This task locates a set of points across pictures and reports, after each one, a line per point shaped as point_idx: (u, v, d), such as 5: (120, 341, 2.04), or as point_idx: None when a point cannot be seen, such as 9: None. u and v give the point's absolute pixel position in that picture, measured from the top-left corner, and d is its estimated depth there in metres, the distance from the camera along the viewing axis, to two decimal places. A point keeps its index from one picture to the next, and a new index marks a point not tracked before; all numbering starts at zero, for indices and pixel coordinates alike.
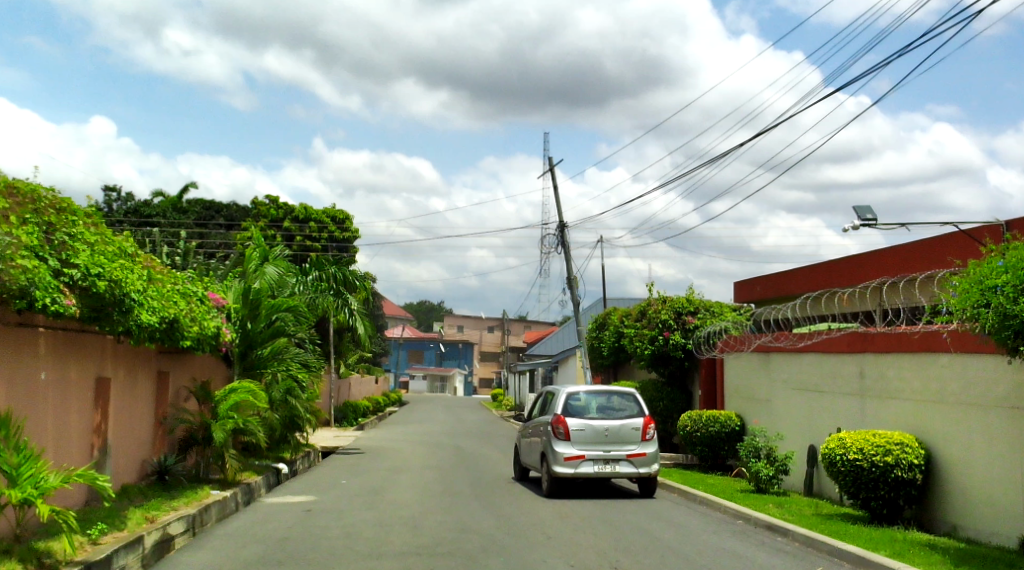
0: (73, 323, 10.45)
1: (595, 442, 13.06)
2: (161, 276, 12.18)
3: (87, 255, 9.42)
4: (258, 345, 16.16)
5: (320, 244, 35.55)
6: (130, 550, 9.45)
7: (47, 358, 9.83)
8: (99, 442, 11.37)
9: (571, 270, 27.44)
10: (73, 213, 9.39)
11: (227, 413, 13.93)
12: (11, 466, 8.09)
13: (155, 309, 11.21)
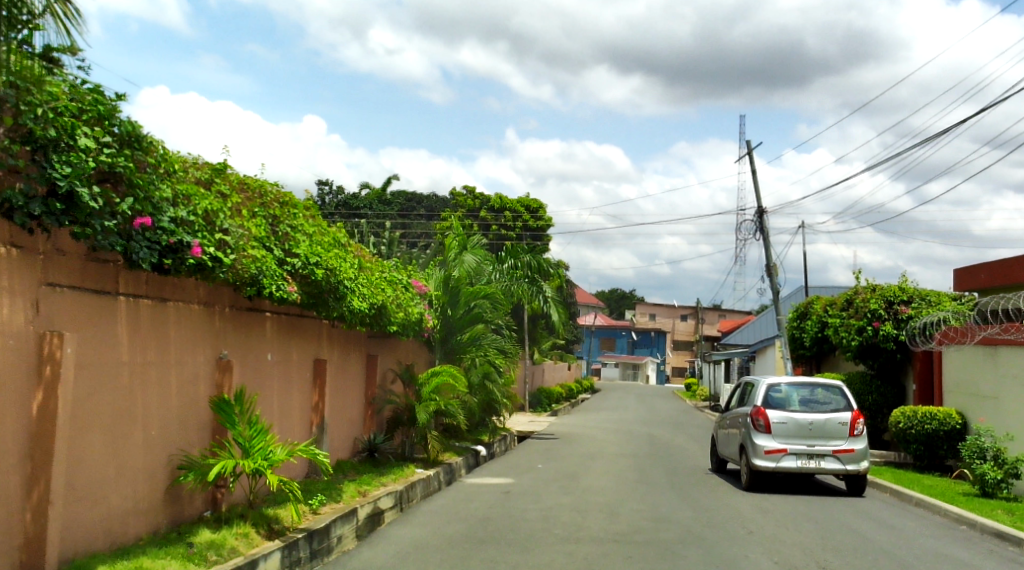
0: (294, 309, 11.31)
1: (799, 436, 12.73)
2: (370, 265, 12.94)
3: (306, 246, 10.14)
4: (457, 331, 16.84)
5: (515, 233, 36.40)
6: (346, 522, 10.10)
7: (273, 340, 10.68)
8: (318, 420, 12.17)
9: (770, 258, 26.72)
10: (293, 207, 10.21)
11: (430, 395, 14.60)
12: (245, 439, 8.78)
13: (365, 296, 11.91)
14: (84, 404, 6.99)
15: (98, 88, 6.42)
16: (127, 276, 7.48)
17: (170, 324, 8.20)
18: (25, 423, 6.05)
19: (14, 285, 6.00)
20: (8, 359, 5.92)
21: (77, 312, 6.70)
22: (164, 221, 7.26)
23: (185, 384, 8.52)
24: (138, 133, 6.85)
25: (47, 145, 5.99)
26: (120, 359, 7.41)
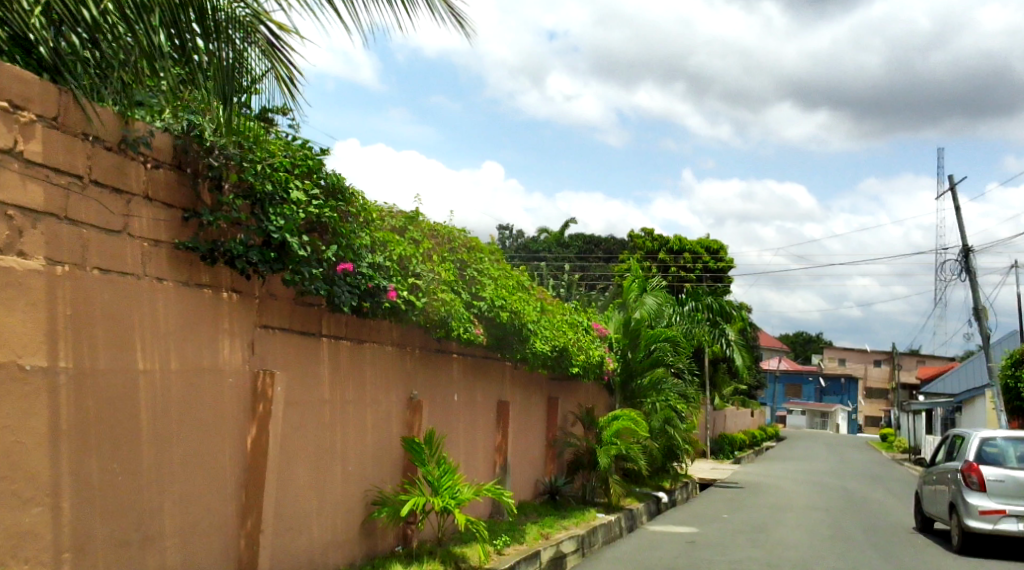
0: (480, 351, 11.62)
1: (1019, 496, 11.73)
2: (552, 307, 13.11)
3: (492, 289, 10.41)
4: (638, 374, 16.74)
5: (694, 274, 35.74)
6: (530, 564, 10.19)
7: (460, 381, 10.99)
8: (501, 460, 12.35)
9: (978, 300, 25.00)
10: (480, 251, 10.44)
11: (611, 439, 14.55)
12: (435, 478, 9.06)
13: (547, 338, 12.08)
14: (292, 440, 7.39)
15: (307, 144, 6.80)
16: (329, 318, 7.93)
17: (366, 365, 8.61)
18: (242, 455, 6.45)
19: (234, 326, 6.39)
20: (230, 394, 6.31)
21: (286, 351, 7.15)
22: (363, 266, 7.64)
23: (379, 422, 8.90)
24: (342, 184, 7.24)
25: (264, 199, 6.32)
26: (322, 398, 7.83)
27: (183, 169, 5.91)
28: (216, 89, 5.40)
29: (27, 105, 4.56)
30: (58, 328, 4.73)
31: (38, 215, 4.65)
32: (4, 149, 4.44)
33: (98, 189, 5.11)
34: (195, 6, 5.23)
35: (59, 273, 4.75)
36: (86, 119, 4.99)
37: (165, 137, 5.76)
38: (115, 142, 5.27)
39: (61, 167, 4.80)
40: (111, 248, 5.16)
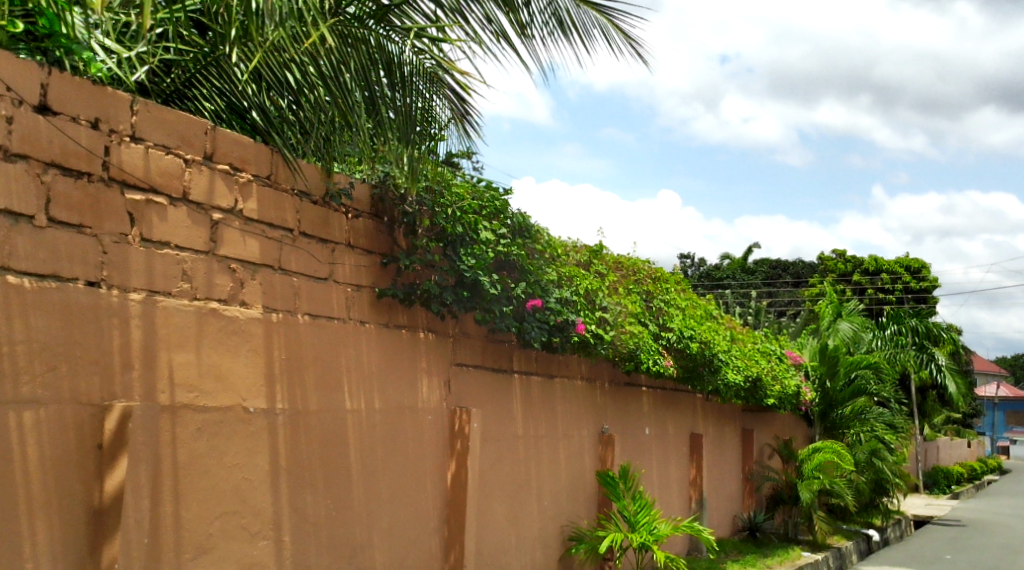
0: (669, 383, 11.45)
1: None
2: (742, 336, 12.76)
3: (680, 320, 10.29)
4: (839, 404, 15.98)
5: (894, 295, 33.76)
6: None
7: (650, 415, 10.87)
8: (697, 495, 12.09)
9: None
10: (665, 281, 10.35)
11: (812, 473, 13.95)
12: (631, 514, 9.00)
13: (739, 368, 11.77)
14: (490, 476, 7.52)
15: (492, 185, 6.96)
16: (520, 355, 8.06)
17: (557, 401, 8.68)
18: (443, 492, 6.63)
19: (431, 365, 6.61)
20: (430, 431, 6.52)
21: (481, 388, 7.33)
22: (552, 302, 7.71)
23: (573, 457, 8.92)
24: (528, 222, 7.35)
25: (456, 241, 6.47)
26: (516, 433, 7.95)
27: (381, 217, 6.22)
28: (398, 134, 5.58)
29: (244, 166, 4.93)
30: (274, 371, 5.04)
31: (255, 266, 4.98)
32: (227, 207, 4.79)
33: (307, 240, 5.45)
34: (383, 62, 5.56)
35: (274, 319, 5.07)
36: (292, 173, 5.34)
37: (363, 188, 6.11)
38: (319, 195, 5.61)
39: (274, 222, 5.14)
40: (318, 294, 5.47)
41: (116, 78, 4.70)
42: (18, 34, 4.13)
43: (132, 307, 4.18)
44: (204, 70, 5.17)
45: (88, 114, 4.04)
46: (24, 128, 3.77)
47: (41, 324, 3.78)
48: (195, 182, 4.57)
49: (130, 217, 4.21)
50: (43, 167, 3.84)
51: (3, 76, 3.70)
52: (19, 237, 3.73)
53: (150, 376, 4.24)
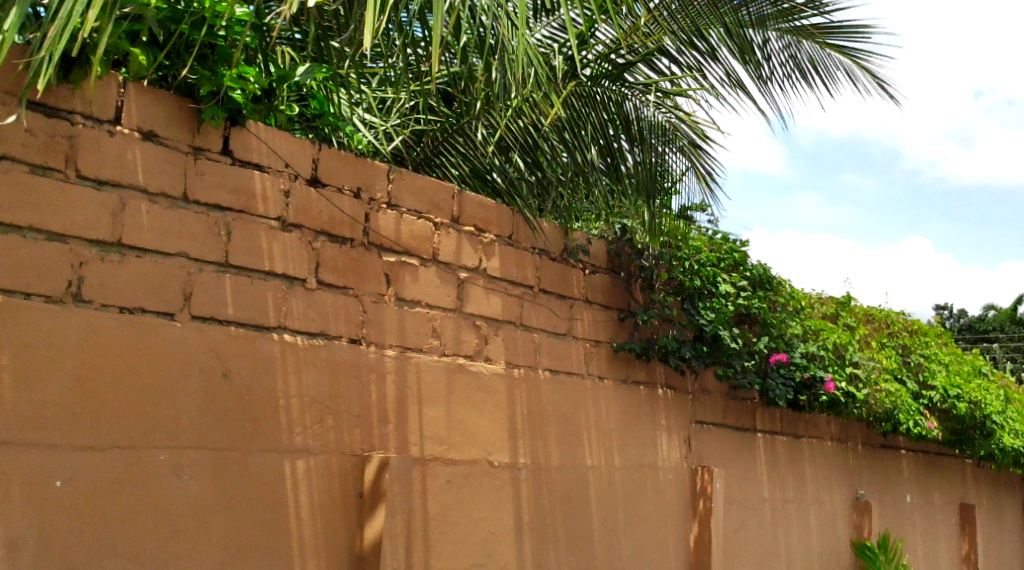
0: (933, 446, 10.62)
1: None
2: (1018, 395, 11.63)
3: (943, 377, 9.55)
4: None
5: None
6: None
7: (912, 480, 10.11)
8: None
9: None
10: (925, 335, 9.68)
11: None
12: None
13: (1016, 431, 10.70)
14: (736, 540, 7.24)
15: (730, 237, 6.83)
16: (765, 413, 7.78)
17: (806, 463, 8.28)
18: (686, 555, 6.47)
19: (671, 422, 6.51)
20: (671, 491, 6.40)
21: (723, 447, 7.13)
22: (798, 357, 7.44)
23: (824, 524, 8.44)
24: (770, 274, 7.13)
25: (694, 294, 6.43)
26: (763, 496, 7.64)
27: (617, 272, 6.22)
28: (637, 192, 5.64)
29: (488, 227, 5.14)
30: (516, 427, 5.14)
31: (498, 323, 5.15)
32: (472, 266, 5.00)
33: (547, 296, 5.57)
34: (621, 120, 5.66)
35: (516, 375, 5.20)
36: (534, 233, 5.51)
37: (601, 244, 6.14)
38: (558, 252, 5.73)
39: (515, 280, 5.31)
40: (559, 349, 5.57)
41: (375, 150, 5.07)
42: (294, 116, 4.55)
43: (388, 362, 4.42)
44: (450, 139, 5.42)
45: (352, 184, 4.37)
46: (299, 201, 4.12)
47: (312, 379, 4.06)
48: (443, 244, 4.81)
49: (387, 278, 4.49)
50: (314, 235, 4.17)
51: (283, 153, 4.07)
52: (294, 299, 4.05)
53: (403, 429, 4.45)
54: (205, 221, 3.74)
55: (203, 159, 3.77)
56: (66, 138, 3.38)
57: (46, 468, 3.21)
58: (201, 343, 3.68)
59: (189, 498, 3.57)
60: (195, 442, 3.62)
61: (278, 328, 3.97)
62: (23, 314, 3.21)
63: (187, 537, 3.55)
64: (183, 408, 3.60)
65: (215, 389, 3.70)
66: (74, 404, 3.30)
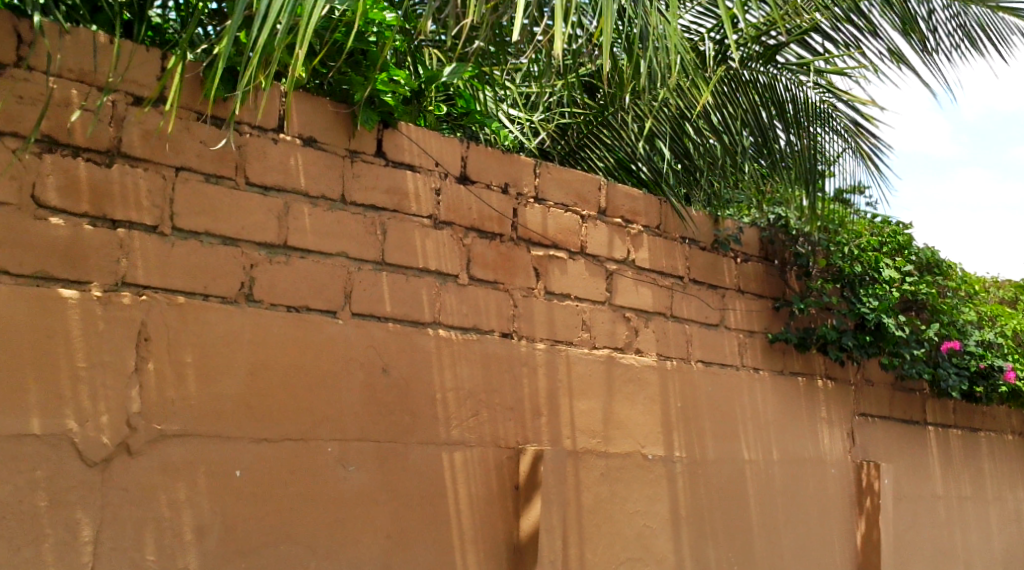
0: None
1: None
2: None
3: None
4: None
5: None
6: None
7: None
8: None
9: None
10: None
11: None
12: None
13: None
14: (906, 538, 6.91)
15: (893, 220, 6.53)
16: (936, 405, 7.40)
17: (984, 458, 7.82)
18: (853, 552, 6.23)
19: (833, 415, 6.28)
20: (835, 487, 6.17)
21: (890, 441, 6.82)
22: (972, 345, 7.02)
23: (1005, 523, 7.95)
24: (939, 257, 6.75)
25: (854, 281, 6.18)
26: (936, 493, 7.26)
27: (771, 260, 5.99)
28: (793, 175, 5.53)
29: (636, 218, 5.10)
30: (671, 420, 5.08)
31: (648, 314, 5.09)
32: (621, 258, 4.96)
33: (697, 287, 5.42)
34: (773, 102, 5.52)
35: (669, 367, 5.12)
36: (682, 223, 5.36)
37: (753, 232, 5.93)
38: (708, 242, 5.53)
39: (665, 271, 5.22)
40: (712, 341, 5.46)
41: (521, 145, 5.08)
42: (442, 116, 4.64)
43: (539, 355, 4.45)
44: (596, 131, 5.36)
45: (500, 180, 4.43)
46: (449, 198, 4.20)
47: (467, 374, 4.13)
48: (591, 236, 4.80)
49: (536, 272, 4.52)
50: (464, 232, 4.24)
51: (433, 152, 4.16)
52: (447, 295, 4.13)
53: (557, 422, 4.47)
54: (362, 221, 3.87)
55: (358, 161, 3.90)
56: (235, 147, 3.57)
57: (226, 459, 3.40)
58: (361, 339, 3.81)
59: (356, 489, 3.71)
60: (359, 435, 3.75)
61: (432, 324, 4.06)
62: (201, 314, 3.41)
63: (354, 526, 3.68)
64: (346, 402, 3.73)
65: (375, 384, 3.82)
66: (249, 398, 3.48)
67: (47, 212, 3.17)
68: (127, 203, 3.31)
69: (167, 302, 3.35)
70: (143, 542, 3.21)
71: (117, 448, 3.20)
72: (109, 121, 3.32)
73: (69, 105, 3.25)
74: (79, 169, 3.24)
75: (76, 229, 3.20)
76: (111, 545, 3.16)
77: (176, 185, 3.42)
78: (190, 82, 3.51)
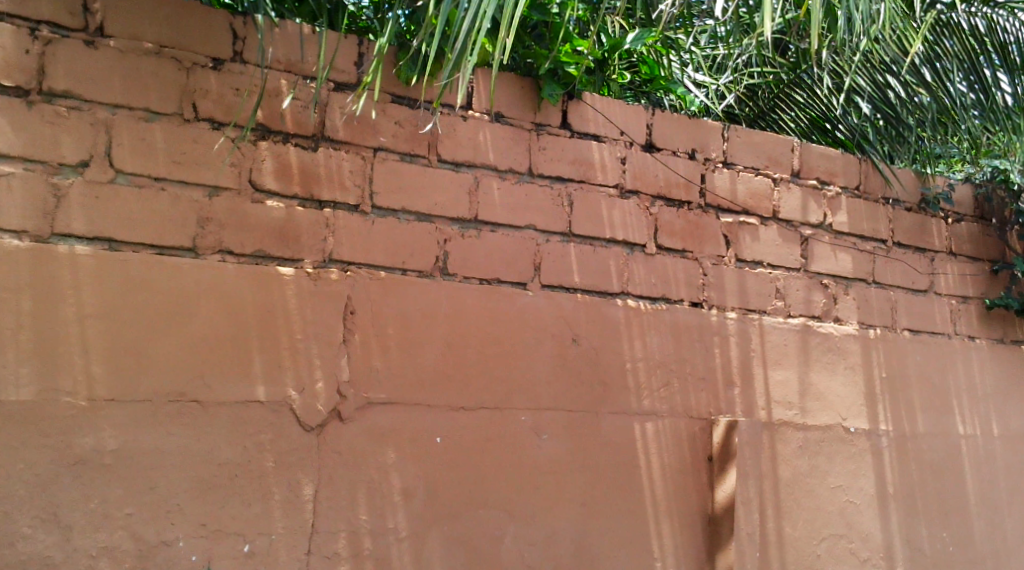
0: None
1: None
2: None
3: None
4: None
5: None
6: None
7: None
8: None
9: None
10: None
11: None
12: None
13: None
14: None
15: None
16: None
17: None
18: None
19: None
20: None
21: None
22: None
23: None
24: None
25: None
26: None
27: (988, 220, 5.17)
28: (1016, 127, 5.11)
29: (833, 179, 4.67)
30: (875, 391, 4.57)
31: (849, 281, 4.62)
32: (818, 222, 4.57)
33: (903, 250, 4.84)
34: (992, 45, 5.06)
35: (872, 337, 4.61)
36: (885, 181, 4.85)
37: (966, 188, 5.14)
38: (915, 201, 4.95)
39: (867, 235, 4.72)
40: (920, 307, 4.82)
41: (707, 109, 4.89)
42: (625, 83, 4.56)
43: (731, 325, 4.23)
44: (788, 91, 5.07)
45: (686, 146, 4.28)
46: (636, 167, 4.14)
47: (657, 344, 4.05)
48: (785, 201, 4.48)
49: (726, 239, 4.31)
50: (651, 200, 4.16)
51: (618, 121, 4.12)
52: (635, 264, 4.08)
53: (752, 392, 4.24)
54: (549, 193, 3.92)
55: (545, 134, 3.95)
56: (428, 126, 3.71)
57: (427, 426, 3.56)
58: (551, 310, 3.85)
59: (551, 457, 3.78)
60: (552, 404, 3.81)
61: (620, 294, 4.02)
62: (400, 288, 3.57)
63: (548, 493, 3.76)
64: (538, 372, 3.79)
65: (565, 354, 3.86)
66: (447, 368, 3.62)
67: (263, 195, 3.42)
68: (332, 184, 3.52)
69: (370, 277, 3.54)
70: (357, 501, 3.43)
71: (331, 414, 3.43)
72: (314, 107, 3.52)
73: (280, 94, 3.48)
74: (289, 154, 3.46)
75: (289, 210, 3.44)
76: (327, 503, 3.39)
77: (374, 164, 3.59)
78: (387, 66, 3.66)
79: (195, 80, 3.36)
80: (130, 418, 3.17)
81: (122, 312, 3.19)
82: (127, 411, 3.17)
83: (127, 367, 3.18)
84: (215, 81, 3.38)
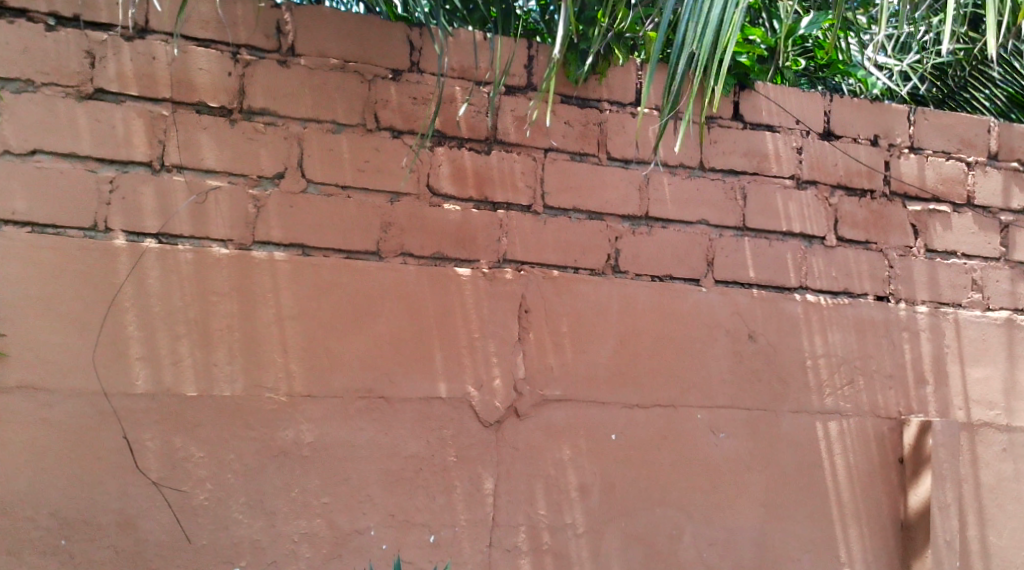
0: None
1: None
2: None
3: None
4: None
5: None
6: None
7: None
8: None
9: None
10: None
11: None
12: None
13: None
14: None
15: None
16: None
17: None
18: None
19: None
20: None
21: None
22: None
23: None
24: None
25: None
26: None
27: None
28: None
29: None
30: None
31: None
32: (1019, 208, 4.15)
33: None
34: None
35: None
36: None
37: None
38: None
39: None
40: None
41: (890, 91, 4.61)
42: (801, 70, 4.42)
43: (922, 320, 3.97)
44: (980, 68, 4.58)
45: (868, 132, 4.06)
46: (814, 155, 3.97)
47: (840, 340, 3.88)
48: (981, 185, 4.13)
49: (913, 229, 4.05)
50: (831, 190, 3.98)
51: (794, 109, 3.97)
52: (814, 257, 3.91)
53: (948, 391, 3.96)
54: (722, 187, 3.84)
55: (716, 128, 3.88)
56: (597, 125, 3.72)
57: (602, 423, 3.58)
58: (726, 306, 3.77)
59: (729, 456, 3.70)
60: (729, 402, 3.73)
61: (799, 288, 3.88)
62: (572, 286, 3.61)
63: (727, 492, 3.68)
64: (712, 369, 3.72)
65: (741, 351, 3.76)
66: (621, 365, 3.62)
67: (441, 199, 3.55)
68: (504, 186, 3.60)
69: (543, 276, 3.59)
70: (535, 496, 3.50)
71: (509, 410, 3.51)
72: (486, 111, 3.62)
73: (454, 101, 3.60)
74: (464, 158, 3.58)
75: (465, 212, 3.55)
76: (507, 497, 3.48)
77: (545, 165, 3.65)
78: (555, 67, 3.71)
79: (376, 92, 3.53)
80: (325, 413, 3.38)
81: (315, 314, 3.40)
82: (322, 406, 3.38)
83: (321, 365, 3.39)
84: (395, 92, 3.54)
